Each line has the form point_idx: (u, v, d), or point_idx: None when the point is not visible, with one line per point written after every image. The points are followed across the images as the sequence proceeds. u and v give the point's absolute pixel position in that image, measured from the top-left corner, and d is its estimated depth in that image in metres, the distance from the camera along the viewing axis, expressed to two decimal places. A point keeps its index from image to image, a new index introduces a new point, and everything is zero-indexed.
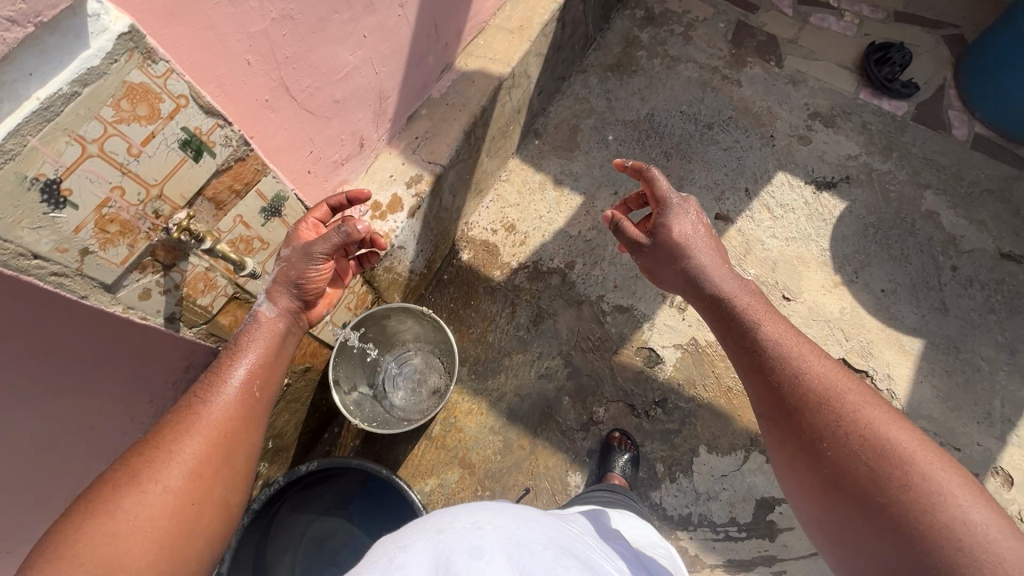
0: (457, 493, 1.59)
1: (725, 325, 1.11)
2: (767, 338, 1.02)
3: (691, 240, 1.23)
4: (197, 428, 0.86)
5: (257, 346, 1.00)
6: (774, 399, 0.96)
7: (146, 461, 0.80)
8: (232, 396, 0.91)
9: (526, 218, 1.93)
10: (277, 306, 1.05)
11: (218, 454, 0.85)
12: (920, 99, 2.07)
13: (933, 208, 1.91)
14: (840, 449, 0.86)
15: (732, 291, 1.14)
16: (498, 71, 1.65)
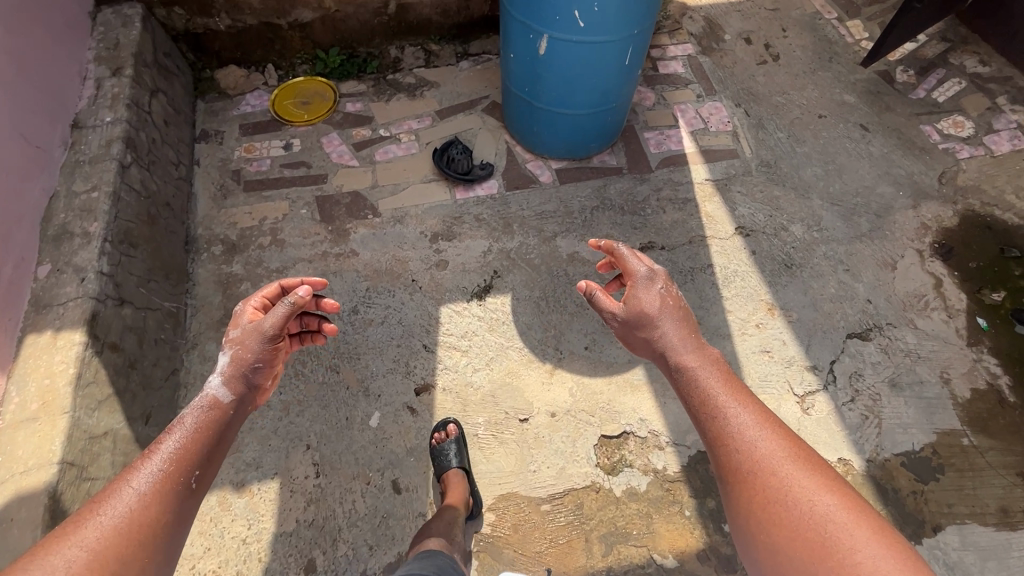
0: None
1: (686, 390, 1.19)
2: (724, 410, 1.11)
3: (657, 313, 1.31)
4: (121, 519, 0.82)
5: (204, 425, 1.00)
6: (733, 459, 1.05)
7: (56, 560, 0.76)
8: (151, 488, 0.87)
9: (228, 557, 1.51)
10: (230, 388, 1.06)
11: (136, 554, 0.80)
12: (501, 169, 2.24)
13: (570, 251, 2.04)
14: (785, 509, 0.94)
15: (696, 367, 1.21)
16: (42, 480, 1.23)
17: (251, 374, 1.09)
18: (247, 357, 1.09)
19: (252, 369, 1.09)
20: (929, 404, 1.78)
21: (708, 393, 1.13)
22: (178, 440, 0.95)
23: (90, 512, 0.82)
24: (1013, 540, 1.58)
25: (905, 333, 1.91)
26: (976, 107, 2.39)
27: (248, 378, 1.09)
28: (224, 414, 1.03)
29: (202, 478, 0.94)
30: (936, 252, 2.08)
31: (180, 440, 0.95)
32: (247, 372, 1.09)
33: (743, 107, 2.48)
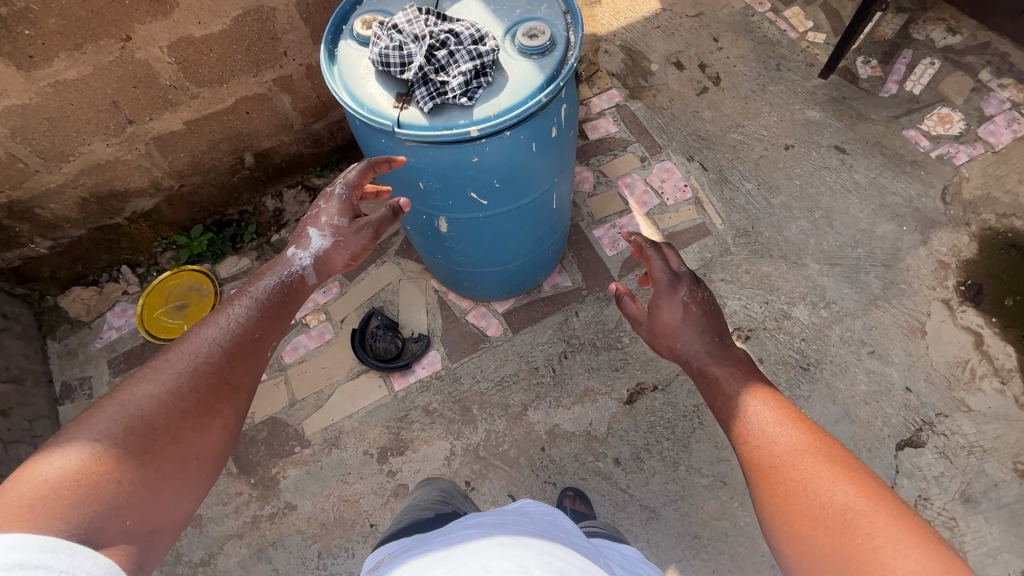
0: None
1: (711, 394, 1.12)
2: (745, 409, 1.03)
3: (684, 320, 1.20)
4: (193, 371, 0.92)
5: (283, 292, 1.09)
6: (755, 456, 0.97)
7: (141, 387, 0.86)
8: (227, 342, 0.97)
9: None
10: (314, 269, 1.12)
11: (202, 415, 0.89)
12: (440, 333, 1.82)
13: (549, 426, 1.67)
14: (804, 501, 0.86)
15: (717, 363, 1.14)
16: None
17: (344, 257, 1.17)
18: (341, 245, 1.15)
19: (339, 251, 1.15)
20: (1012, 514, 1.48)
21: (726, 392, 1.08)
22: (250, 306, 1.03)
23: (182, 344, 0.95)
24: None
25: (960, 422, 1.59)
26: (959, 91, 2.03)
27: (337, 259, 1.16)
28: (295, 287, 1.10)
29: (265, 347, 1.02)
30: (966, 299, 1.75)
31: (254, 304, 1.04)
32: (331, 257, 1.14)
33: (697, 160, 2.07)
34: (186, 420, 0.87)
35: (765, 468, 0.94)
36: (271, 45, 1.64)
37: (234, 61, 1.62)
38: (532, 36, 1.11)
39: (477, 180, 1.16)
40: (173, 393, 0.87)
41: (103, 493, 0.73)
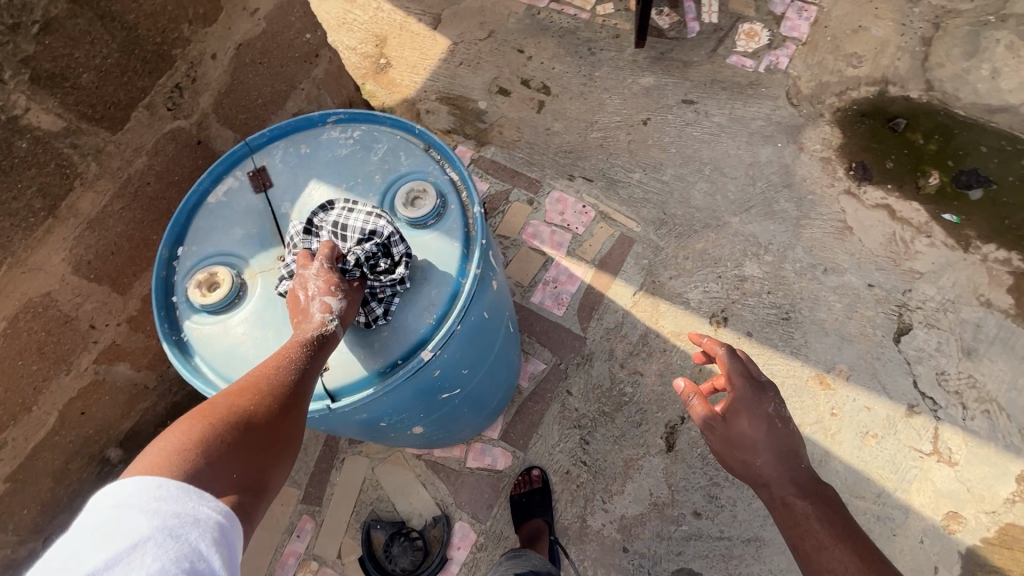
0: None
1: (796, 535, 0.99)
2: (833, 553, 0.95)
3: (770, 436, 1.05)
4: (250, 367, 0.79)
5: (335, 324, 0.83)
6: None
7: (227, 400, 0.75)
8: (291, 356, 0.79)
9: None
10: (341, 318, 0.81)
11: (274, 407, 0.76)
12: (452, 499, 1.57)
13: (617, 523, 1.51)
14: None
15: (804, 495, 1.02)
16: None
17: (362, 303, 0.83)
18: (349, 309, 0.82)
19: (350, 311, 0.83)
20: (1004, 343, 1.62)
21: (814, 529, 0.98)
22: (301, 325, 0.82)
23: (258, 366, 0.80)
24: None
25: (922, 289, 1.70)
26: (747, 5, 2.15)
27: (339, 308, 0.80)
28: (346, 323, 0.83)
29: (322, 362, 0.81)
30: (862, 179, 1.87)
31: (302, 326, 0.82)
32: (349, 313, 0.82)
33: (579, 175, 1.98)
34: (254, 417, 0.74)
35: None
36: (68, 330, 1.25)
37: (29, 377, 1.20)
38: (412, 202, 0.91)
39: (446, 384, 0.94)
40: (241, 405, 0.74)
41: (194, 462, 0.67)
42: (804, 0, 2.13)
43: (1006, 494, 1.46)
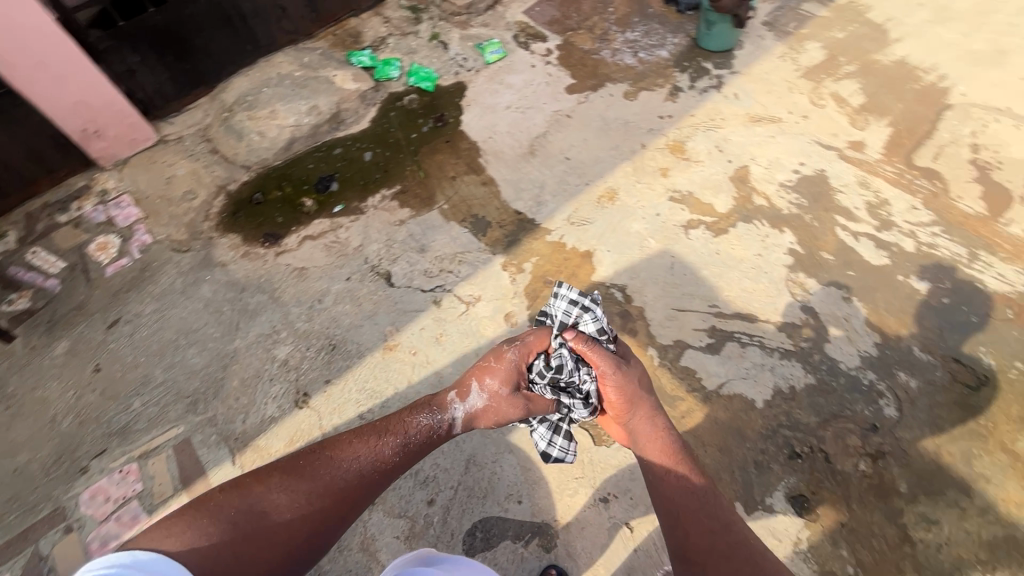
0: (1008, 429, 1.68)
1: (654, 465, 1.26)
2: (678, 472, 1.22)
3: (639, 387, 1.34)
4: (329, 486, 1.15)
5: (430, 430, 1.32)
6: (678, 503, 1.18)
7: (280, 481, 1.13)
8: (366, 456, 1.22)
9: None
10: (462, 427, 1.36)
11: (310, 526, 1.10)
12: None
13: None
14: (707, 537, 1.11)
15: (666, 438, 1.28)
16: None
17: (493, 419, 1.38)
18: (492, 408, 1.35)
19: (485, 416, 1.36)
20: (427, 228, 2.30)
21: (664, 459, 1.25)
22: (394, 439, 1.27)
23: (314, 459, 1.18)
24: (500, 179, 2.45)
25: (370, 250, 2.25)
26: (77, 236, 2.28)
27: (490, 419, 1.37)
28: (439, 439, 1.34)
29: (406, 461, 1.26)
30: (277, 240, 2.30)
31: (396, 439, 1.27)
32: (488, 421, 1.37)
33: (89, 460, 1.79)
34: (292, 499, 1.11)
35: (687, 512, 1.16)
36: None
37: None
38: None
39: None
40: (295, 490, 1.12)
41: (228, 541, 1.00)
42: (112, 197, 2.39)
43: (507, 280, 2.12)
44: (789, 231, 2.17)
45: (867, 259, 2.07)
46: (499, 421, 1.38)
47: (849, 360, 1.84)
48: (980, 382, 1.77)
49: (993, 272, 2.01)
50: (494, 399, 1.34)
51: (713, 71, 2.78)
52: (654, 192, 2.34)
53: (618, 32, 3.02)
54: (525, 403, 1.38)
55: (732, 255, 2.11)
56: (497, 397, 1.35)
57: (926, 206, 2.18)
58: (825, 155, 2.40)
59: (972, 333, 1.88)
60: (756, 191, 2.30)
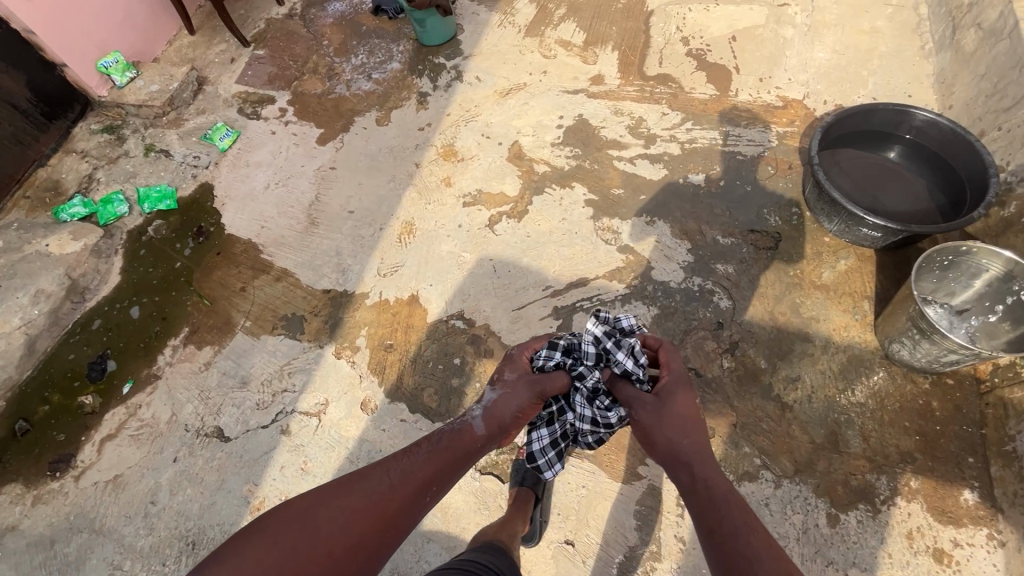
0: (812, 266, 1.88)
1: (676, 462, 1.20)
2: (703, 470, 1.16)
3: (671, 390, 1.30)
4: (369, 506, 1.12)
5: (464, 439, 1.30)
6: (700, 501, 1.11)
7: (327, 501, 1.11)
8: (407, 468, 1.20)
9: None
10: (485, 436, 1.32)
11: (361, 545, 1.07)
12: None
13: None
14: (723, 533, 1.02)
15: (687, 434, 1.24)
16: None
17: (506, 416, 1.36)
18: (507, 412, 1.35)
19: (506, 417, 1.35)
20: (239, 357, 2.03)
21: (689, 454, 1.20)
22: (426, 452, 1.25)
23: (357, 479, 1.17)
24: (293, 266, 2.23)
25: (186, 415, 1.93)
26: None
27: (504, 414, 1.35)
28: (472, 449, 1.30)
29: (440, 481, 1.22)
30: (69, 463, 1.88)
31: (427, 455, 1.24)
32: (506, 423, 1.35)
33: None
34: (343, 517, 1.09)
35: (707, 512, 1.08)
36: None
37: None
38: None
39: None
40: (340, 510, 1.10)
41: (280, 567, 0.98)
42: None
43: (348, 366, 1.94)
44: (578, 184, 2.23)
45: (650, 177, 2.19)
46: (517, 416, 1.37)
47: (676, 275, 1.94)
48: (774, 238, 1.96)
49: (742, 138, 2.23)
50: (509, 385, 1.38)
51: (448, 63, 2.75)
52: (447, 206, 2.27)
53: (342, 62, 2.87)
54: (533, 400, 1.38)
55: (541, 231, 2.13)
56: (515, 389, 1.38)
57: (673, 108, 2.36)
58: (577, 99, 2.48)
59: (752, 200, 2.07)
60: (535, 161, 2.33)
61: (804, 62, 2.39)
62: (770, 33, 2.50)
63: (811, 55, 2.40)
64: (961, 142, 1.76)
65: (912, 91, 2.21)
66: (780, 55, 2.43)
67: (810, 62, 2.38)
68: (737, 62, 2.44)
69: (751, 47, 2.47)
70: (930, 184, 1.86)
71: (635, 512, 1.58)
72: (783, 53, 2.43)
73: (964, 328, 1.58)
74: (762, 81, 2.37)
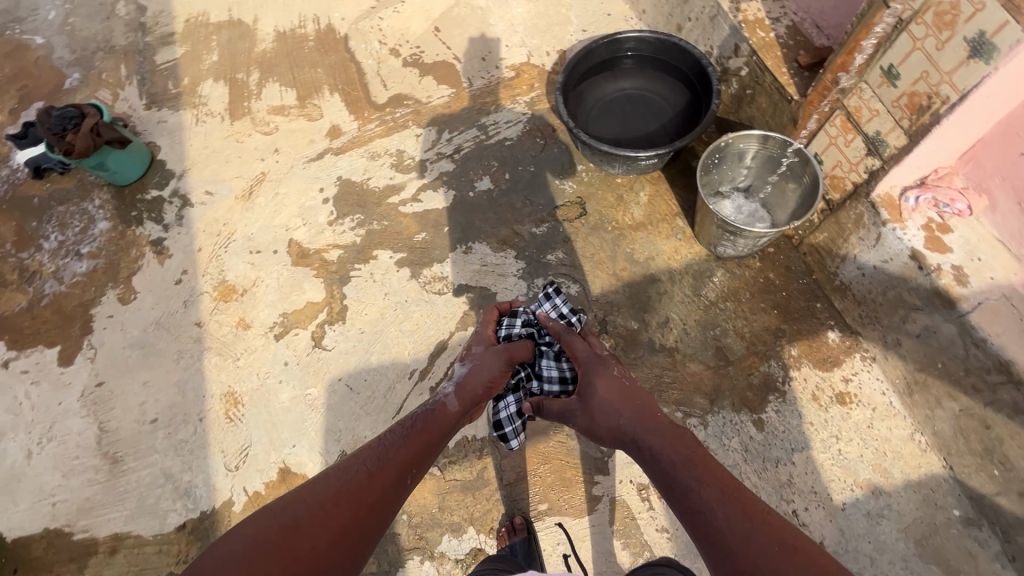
0: (621, 211, 1.93)
1: (635, 444, 1.21)
2: (664, 444, 1.17)
3: (613, 375, 1.33)
4: (350, 495, 1.11)
5: (436, 418, 1.34)
6: (671, 473, 1.11)
7: (306, 496, 1.09)
8: (381, 449, 1.23)
9: (843, 423, 1.57)
10: (456, 402, 1.38)
11: (344, 534, 1.05)
12: None
13: None
14: (707, 504, 1.02)
15: (643, 411, 1.26)
16: None
17: (479, 388, 1.43)
18: (480, 371, 1.44)
19: (481, 377, 1.43)
20: None
21: (648, 430, 1.22)
22: (403, 430, 1.30)
23: (334, 469, 1.17)
24: (124, 524, 1.77)
25: None
26: None
27: (474, 387, 1.41)
28: (447, 424, 1.34)
29: (416, 468, 1.23)
30: None
31: (402, 437, 1.27)
32: (479, 390, 1.42)
33: None
34: (323, 509, 1.07)
35: (679, 485, 1.08)
36: None
37: None
38: None
39: None
40: (319, 503, 1.08)
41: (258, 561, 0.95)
42: None
43: None
44: (379, 251, 2.02)
45: (441, 206, 2.06)
46: (489, 386, 1.44)
47: (519, 289, 1.87)
48: (577, 205, 1.97)
49: (497, 122, 2.18)
50: (478, 357, 1.46)
51: (165, 193, 2.30)
52: (258, 350, 1.93)
53: (32, 255, 2.25)
54: (504, 366, 1.47)
55: (372, 320, 1.92)
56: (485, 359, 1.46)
57: (423, 126, 2.22)
58: (326, 163, 2.23)
59: (541, 177, 2.04)
60: (322, 250, 2.06)
61: (507, 23, 2.38)
62: (461, 9, 2.43)
63: (509, 13, 2.39)
64: (671, 45, 1.87)
65: (607, 9, 2.31)
66: (484, 27, 2.39)
67: (512, 21, 2.38)
68: (453, 52, 2.35)
69: (454, 31, 2.39)
70: (667, 90, 1.98)
71: (614, 533, 1.55)
72: (488, 24, 2.39)
73: (761, 222, 1.70)
74: (482, 59, 2.32)
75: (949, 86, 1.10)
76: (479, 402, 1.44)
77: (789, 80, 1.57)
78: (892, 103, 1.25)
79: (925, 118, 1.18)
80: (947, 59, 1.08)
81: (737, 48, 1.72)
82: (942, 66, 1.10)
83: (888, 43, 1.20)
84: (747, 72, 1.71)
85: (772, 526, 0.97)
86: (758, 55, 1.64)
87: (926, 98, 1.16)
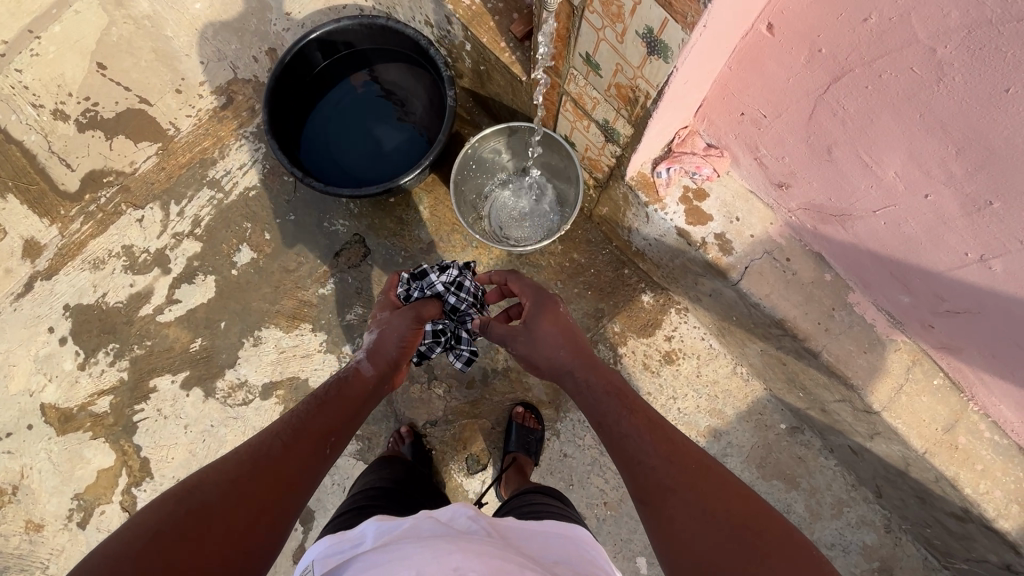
0: (407, 236, 1.70)
1: (569, 381, 1.20)
2: (597, 377, 1.18)
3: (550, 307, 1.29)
4: (263, 473, 0.90)
5: (350, 385, 1.13)
6: (603, 406, 1.12)
7: (208, 478, 0.86)
8: (294, 419, 1.02)
9: (676, 381, 1.60)
10: (371, 365, 1.18)
11: (262, 516, 0.85)
12: None
13: None
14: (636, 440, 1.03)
15: (573, 353, 1.22)
16: (866, 387, 1.17)
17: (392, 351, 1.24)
18: (387, 330, 1.25)
19: (387, 338, 1.23)
20: None
21: (586, 365, 1.20)
22: (318, 397, 1.09)
23: (245, 448, 0.94)
24: None
25: None
26: None
27: (388, 351, 1.22)
28: (368, 385, 1.15)
29: (337, 433, 1.04)
30: None
31: (319, 405, 1.07)
32: (393, 349, 1.22)
33: None
34: (231, 496, 0.84)
35: (614, 417, 1.09)
36: None
37: None
38: None
39: None
40: (228, 483, 0.86)
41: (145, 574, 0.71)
42: None
43: None
44: (156, 380, 1.68)
45: (206, 299, 1.71)
46: (404, 348, 1.24)
47: (330, 364, 1.66)
48: (358, 244, 1.71)
49: (229, 171, 1.76)
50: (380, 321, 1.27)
51: None
52: (64, 548, 1.62)
53: None
54: (413, 328, 1.27)
55: (182, 461, 1.64)
56: (392, 322, 1.26)
57: (141, 205, 1.76)
58: (40, 295, 1.74)
59: (306, 224, 1.73)
60: (86, 405, 1.68)
61: (187, 29, 1.83)
62: (116, 25, 1.82)
63: (184, 13, 1.83)
64: (380, 26, 1.52)
65: None
66: (160, 44, 1.83)
67: (191, 24, 1.83)
68: (136, 91, 1.81)
69: (122, 60, 1.81)
70: (402, 76, 1.65)
71: None
72: (165, 37, 1.83)
73: (554, 210, 1.54)
74: (177, 91, 1.81)
75: (644, 81, 0.94)
76: (398, 366, 1.24)
77: (513, 58, 1.33)
78: (606, 92, 1.08)
79: (639, 111, 1.03)
80: (632, 52, 0.91)
81: (449, 22, 1.42)
82: (631, 60, 0.93)
83: (575, 29, 0.99)
84: (471, 48, 1.44)
85: (703, 469, 0.97)
86: (471, 30, 1.37)
87: (631, 91, 1.00)
